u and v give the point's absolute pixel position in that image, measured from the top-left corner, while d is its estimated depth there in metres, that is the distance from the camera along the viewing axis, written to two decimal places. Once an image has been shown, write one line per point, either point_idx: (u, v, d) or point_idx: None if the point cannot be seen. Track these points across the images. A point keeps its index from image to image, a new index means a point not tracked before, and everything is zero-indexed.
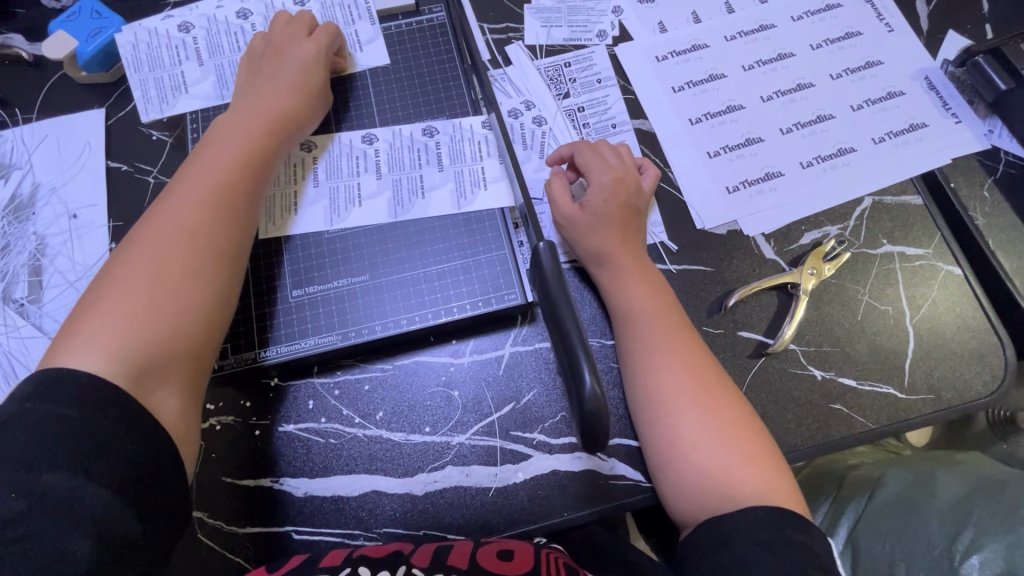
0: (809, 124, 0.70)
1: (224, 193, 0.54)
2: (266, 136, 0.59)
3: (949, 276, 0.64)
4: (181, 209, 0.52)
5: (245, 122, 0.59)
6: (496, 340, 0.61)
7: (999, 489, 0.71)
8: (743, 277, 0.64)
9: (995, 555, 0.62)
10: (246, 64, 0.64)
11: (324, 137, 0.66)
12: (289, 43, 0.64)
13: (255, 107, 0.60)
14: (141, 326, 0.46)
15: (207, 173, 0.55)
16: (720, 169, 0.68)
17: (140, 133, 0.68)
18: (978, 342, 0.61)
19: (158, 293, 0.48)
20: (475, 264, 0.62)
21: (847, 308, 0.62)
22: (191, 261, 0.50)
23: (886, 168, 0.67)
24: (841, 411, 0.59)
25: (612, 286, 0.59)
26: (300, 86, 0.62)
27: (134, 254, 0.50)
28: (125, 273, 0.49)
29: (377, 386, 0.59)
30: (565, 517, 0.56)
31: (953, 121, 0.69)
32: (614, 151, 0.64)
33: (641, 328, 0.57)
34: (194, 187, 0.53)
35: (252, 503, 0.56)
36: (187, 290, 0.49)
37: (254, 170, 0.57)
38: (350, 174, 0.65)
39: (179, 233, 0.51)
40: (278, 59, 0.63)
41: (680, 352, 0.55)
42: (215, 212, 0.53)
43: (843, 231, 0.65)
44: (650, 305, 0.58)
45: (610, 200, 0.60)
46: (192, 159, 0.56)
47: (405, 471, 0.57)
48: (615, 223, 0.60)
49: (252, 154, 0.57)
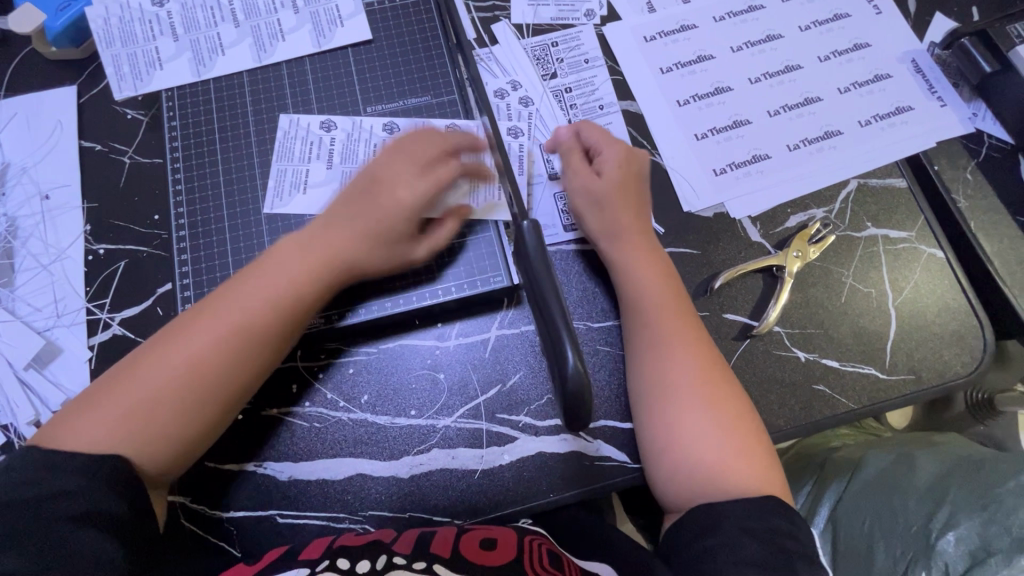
0: (796, 107, 0.69)
1: (247, 342, 0.51)
2: (313, 289, 0.54)
3: (932, 259, 0.64)
4: (219, 327, 0.51)
5: (302, 264, 0.54)
6: (482, 323, 0.61)
7: (976, 469, 0.73)
8: (730, 259, 0.64)
9: (970, 532, 0.65)
10: (352, 184, 0.59)
11: (306, 117, 0.65)
12: (395, 174, 0.58)
13: (329, 235, 0.56)
14: (127, 444, 0.47)
15: (244, 309, 0.52)
16: (707, 152, 0.67)
17: (113, 111, 0.66)
18: (959, 324, 0.62)
19: (155, 417, 0.48)
20: (459, 245, 0.62)
21: (831, 291, 0.63)
22: (192, 399, 0.49)
23: (872, 152, 0.68)
24: (825, 392, 0.60)
25: (617, 257, 0.59)
26: (378, 234, 0.56)
27: (149, 363, 0.49)
28: (134, 377, 0.49)
29: (361, 369, 0.59)
30: (550, 498, 0.56)
31: (938, 104, 0.69)
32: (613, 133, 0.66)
33: (645, 298, 0.57)
34: (242, 306, 0.52)
35: (234, 488, 0.56)
36: (180, 423, 0.49)
37: (291, 320, 0.53)
38: (301, 160, 0.63)
39: (204, 355, 0.50)
40: (373, 191, 0.58)
41: (680, 328, 0.56)
42: (230, 356, 0.50)
43: (828, 214, 0.66)
44: (655, 277, 0.58)
45: (620, 170, 0.62)
46: (243, 279, 0.53)
47: (391, 454, 0.57)
48: (626, 194, 0.61)
49: (294, 300, 0.53)
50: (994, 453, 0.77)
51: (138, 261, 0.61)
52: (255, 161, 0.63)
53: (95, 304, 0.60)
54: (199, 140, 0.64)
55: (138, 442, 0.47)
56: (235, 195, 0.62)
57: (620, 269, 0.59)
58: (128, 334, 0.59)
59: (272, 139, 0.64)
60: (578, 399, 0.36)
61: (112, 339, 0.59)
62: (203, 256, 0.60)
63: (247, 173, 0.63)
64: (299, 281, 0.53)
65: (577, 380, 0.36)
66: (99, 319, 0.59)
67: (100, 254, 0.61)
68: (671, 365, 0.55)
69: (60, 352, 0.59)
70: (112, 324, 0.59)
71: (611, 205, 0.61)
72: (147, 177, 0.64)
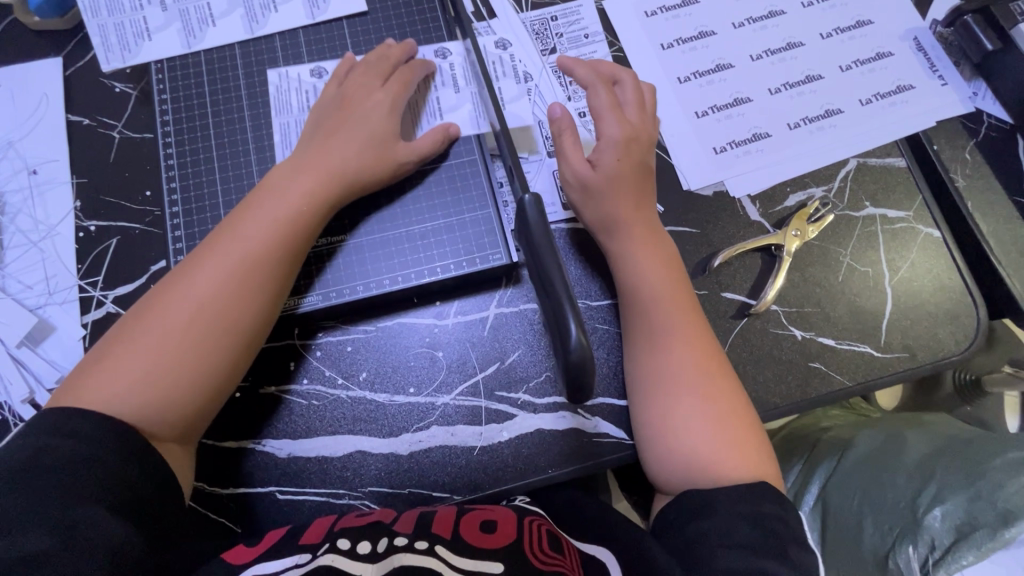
0: (798, 85, 0.69)
1: (252, 273, 0.51)
2: (310, 211, 0.55)
3: (929, 239, 0.64)
4: (226, 261, 0.51)
5: (294, 191, 0.55)
6: (480, 302, 0.60)
7: (964, 445, 0.75)
8: (728, 238, 0.64)
9: (956, 507, 0.66)
10: (319, 111, 0.60)
11: (295, 67, 0.64)
12: (361, 94, 0.60)
13: (317, 161, 0.56)
14: (150, 387, 0.47)
15: (243, 244, 0.52)
16: (707, 130, 0.67)
17: (102, 84, 0.64)
18: (953, 304, 0.63)
19: (174, 358, 0.48)
20: (459, 223, 0.61)
21: (828, 270, 0.63)
22: (204, 341, 0.49)
23: (873, 131, 0.67)
24: (820, 369, 0.60)
25: (617, 246, 0.58)
26: (361, 147, 0.57)
27: (158, 308, 0.50)
28: (146, 325, 0.49)
29: (359, 347, 0.59)
30: (549, 474, 0.56)
31: (939, 83, 0.69)
32: (626, 88, 0.62)
33: (641, 290, 0.56)
34: (246, 237, 0.52)
35: (232, 465, 0.56)
36: (198, 362, 0.49)
37: (296, 245, 0.54)
38: (300, 109, 0.63)
39: (217, 292, 0.50)
40: (345, 115, 0.59)
41: (676, 316, 0.56)
42: (237, 291, 0.51)
43: (827, 193, 0.65)
44: (653, 266, 0.57)
45: (618, 158, 0.58)
46: (236, 220, 0.53)
47: (390, 431, 0.57)
48: (626, 182, 0.58)
49: (290, 227, 0.53)
50: (981, 431, 0.79)
51: (130, 238, 0.60)
52: (249, 136, 0.62)
53: (87, 281, 0.59)
54: (190, 114, 0.62)
55: (156, 386, 0.48)
56: (228, 170, 0.61)
57: (620, 257, 0.58)
58: (122, 311, 0.58)
59: (267, 114, 0.62)
60: (580, 371, 0.36)
61: (107, 317, 0.58)
62: (196, 233, 0.59)
63: (266, 123, 0.62)
64: (294, 207, 0.54)
65: (581, 352, 0.35)
66: (92, 297, 0.59)
67: (91, 230, 0.60)
68: (672, 354, 0.55)
69: (53, 330, 0.58)
70: (105, 302, 0.58)
71: (609, 194, 0.58)
72: (138, 152, 0.62)
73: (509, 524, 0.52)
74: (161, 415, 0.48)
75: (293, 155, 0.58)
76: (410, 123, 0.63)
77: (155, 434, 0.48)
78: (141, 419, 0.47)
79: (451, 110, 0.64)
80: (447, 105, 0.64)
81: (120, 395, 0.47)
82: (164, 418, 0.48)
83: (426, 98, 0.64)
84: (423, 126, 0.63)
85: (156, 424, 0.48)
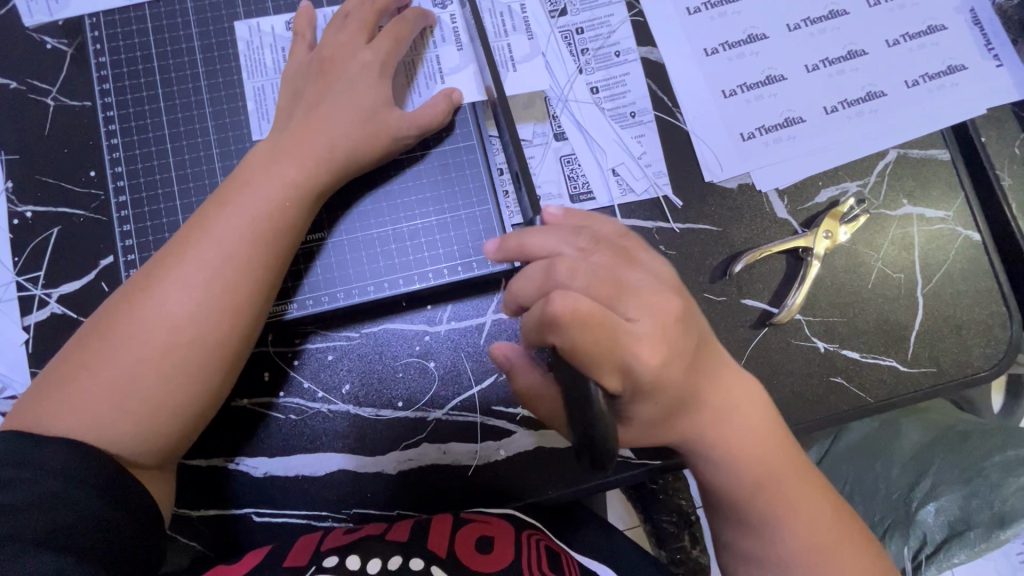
0: (838, 61, 0.61)
1: (234, 282, 0.44)
2: (299, 206, 0.47)
3: (968, 244, 0.59)
4: (202, 269, 0.43)
5: (280, 181, 0.46)
6: (477, 305, 0.54)
7: (961, 439, 0.68)
8: (752, 239, 0.58)
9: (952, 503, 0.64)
10: (294, 76, 0.51)
11: (266, 20, 0.54)
12: (346, 53, 0.51)
13: (301, 143, 0.48)
14: (119, 419, 0.41)
15: (220, 244, 0.44)
16: (734, 112, 0.59)
17: (28, 40, 0.54)
18: (988, 315, 0.58)
19: (146, 387, 0.42)
20: (454, 220, 0.54)
21: (858, 276, 0.58)
22: (184, 358, 0.42)
23: (918, 117, 0.60)
24: (841, 384, 0.56)
25: (721, 452, 0.42)
26: (351, 120, 0.49)
27: (124, 326, 0.42)
28: (110, 345, 0.42)
29: (342, 357, 0.53)
30: (549, 495, 0.52)
31: (995, 63, 0.61)
32: (586, 288, 0.37)
33: (757, 493, 0.43)
34: (224, 239, 0.44)
35: (206, 485, 0.51)
36: (174, 391, 0.42)
37: (285, 246, 0.46)
38: (276, 71, 0.53)
39: (194, 308, 0.43)
40: (329, 81, 0.50)
41: (795, 507, 0.43)
42: (216, 307, 0.43)
43: (862, 188, 0.59)
44: (754, 453, 0.43)
45: (657, 406, 0.39)
46: (209, 214, 0.45)
47: (376, 449, 0.52)
48: (700, 388, 0.40)
49: (274, 220, 0.46)
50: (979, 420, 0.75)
51: (74, 227, 0.52)
52: (206, 110, 0.53)
53: (26, 277, 0.51)
54: (135, 80, 0.53)
55: (126, 418, 0.41)
56: (183, 151, 0.52)
57: (716, 469, 0.43)
58: (69, 313, 0.51)
59: (230, 81, 0.53)
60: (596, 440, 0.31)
61: (52, 319, 0.51)
62: (149, 226, 0.51)
63: (240, 90, 0.53)
64: (281, 200, 0.46)
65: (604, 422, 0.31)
66: (34, 295, 0.51)
67: (27, 217, 0.52)
68: (790, 540, 0.43)
69: None
70: (49, 302, 0.51)
71: (680, 425, 0.42)
72: (77, 125, 0.53)
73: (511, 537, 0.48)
74: (133, 450, 0.41)
75: (274, 134, 0.49)
76: (405, 86, 0.54)
77: (134, 460, 0.42)
78: (119, 444, 0.41)
79: (452, 73, 0.55)
80: (448, 65, 0.55)
81: (83, 429, 0.40)
82: (145, 442, 0.42)
83: (422, 56, 0.55)
84: (422, 89, 0.55)
85: (137, 448, 0.42)
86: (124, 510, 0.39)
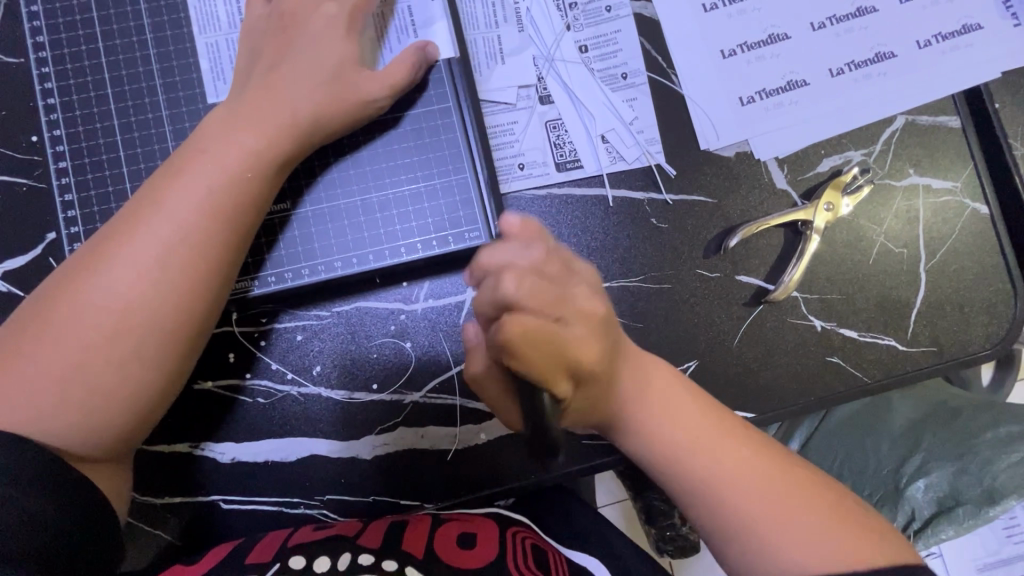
0: (845, 19, 0.56)
1: (188, 261, 0.40)
2: (259, 177, 0.43)
3: (975, 217, 0.56)
4: (153, 247, 0.40)
5: (238, 150, 0.42)
6: (457, 283, 0.51)
7: (953, 417, 0.67)
8: (748, 211, 0.54)
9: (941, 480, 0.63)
10: (254, 31, 0.47)
11: None
12: (308, 5, 0.46)
13: (261, 108, 0.43)
14: (64, 409, 0.38)
15: (172, 220, 0.40)
16: (734, 74, 0.55)
17: None
18: (990, 291, 0.55)
19: (92, 376, 0.38)
20: (429, 190, 0.50)
21: (858, 251, 0.55)
22: (135, 345, 0.39)
23: (928, 81, 0.56)
24: (837, 364, 0.53)
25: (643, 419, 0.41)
26: (315, 81, 0.45)
27: (67, 307, 0.39)
28: (53, 329, 0.38)
29: (311, 338, 0.50)
30: (532, 480, 0.50)
31: (1011, 22, 0.56)
32: (536, 300, 0.33)
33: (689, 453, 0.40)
34: (176, 215, 0.40)
35: (171, 471, 0.48)
36: (123, 380, 0.39)
37: (244, 221, 0.42)
38: (231, 25, 0.49)
39: (142, 289, 0.39)
40: (289, 36, 0.46)
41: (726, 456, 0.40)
42: (167, 287, 0.40)
43: (866, 157, 0.56)
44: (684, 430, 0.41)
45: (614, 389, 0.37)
46: (159, 186, 0.41)
47: (350, 433, 0.49)
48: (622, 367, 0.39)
49: (231, 192, 0.42)
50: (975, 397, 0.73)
51: (15, 197, 0.48)
52: (154, 68, 0.48)
53: None
54: (73, 33, 0.48)
55: (70, 410, 0.38)
56: (130, 113, 0.47)
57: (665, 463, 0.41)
58: (14, 291, 0.47)
59: (179, 36, 0.48)
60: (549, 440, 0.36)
61: None
62: (93, 195, 0.46)
63: (191, 46, 0.48)
64: (239, 171, 0.42)
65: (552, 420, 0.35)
66: None
67: None
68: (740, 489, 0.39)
69: None
70: None
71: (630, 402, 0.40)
72: (14, 84, 0.48)
73: (491, 538, 0.48)
74: (80, 444, 0.38)
75: (231, 97, 0.45)
76: (375, 41, 0.50)
77: (82, 453, 0.39)
78: (65, 437, 0.38)
79: (427, 26, 0.51)
80: (421, 17, 0.50)
81: (23, 421, 0.37)
82: (91, 434, 0.39)
83: (394, 7, 0.50)
84: (393, 44, 0.50)
85: (84, 442, 0.39)
86: (76, 507, 0.37)
